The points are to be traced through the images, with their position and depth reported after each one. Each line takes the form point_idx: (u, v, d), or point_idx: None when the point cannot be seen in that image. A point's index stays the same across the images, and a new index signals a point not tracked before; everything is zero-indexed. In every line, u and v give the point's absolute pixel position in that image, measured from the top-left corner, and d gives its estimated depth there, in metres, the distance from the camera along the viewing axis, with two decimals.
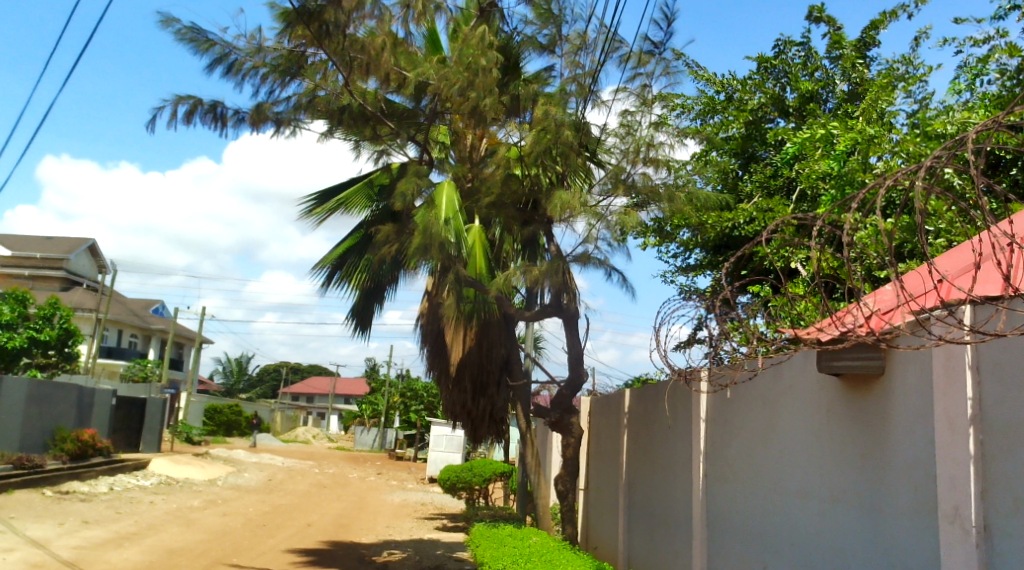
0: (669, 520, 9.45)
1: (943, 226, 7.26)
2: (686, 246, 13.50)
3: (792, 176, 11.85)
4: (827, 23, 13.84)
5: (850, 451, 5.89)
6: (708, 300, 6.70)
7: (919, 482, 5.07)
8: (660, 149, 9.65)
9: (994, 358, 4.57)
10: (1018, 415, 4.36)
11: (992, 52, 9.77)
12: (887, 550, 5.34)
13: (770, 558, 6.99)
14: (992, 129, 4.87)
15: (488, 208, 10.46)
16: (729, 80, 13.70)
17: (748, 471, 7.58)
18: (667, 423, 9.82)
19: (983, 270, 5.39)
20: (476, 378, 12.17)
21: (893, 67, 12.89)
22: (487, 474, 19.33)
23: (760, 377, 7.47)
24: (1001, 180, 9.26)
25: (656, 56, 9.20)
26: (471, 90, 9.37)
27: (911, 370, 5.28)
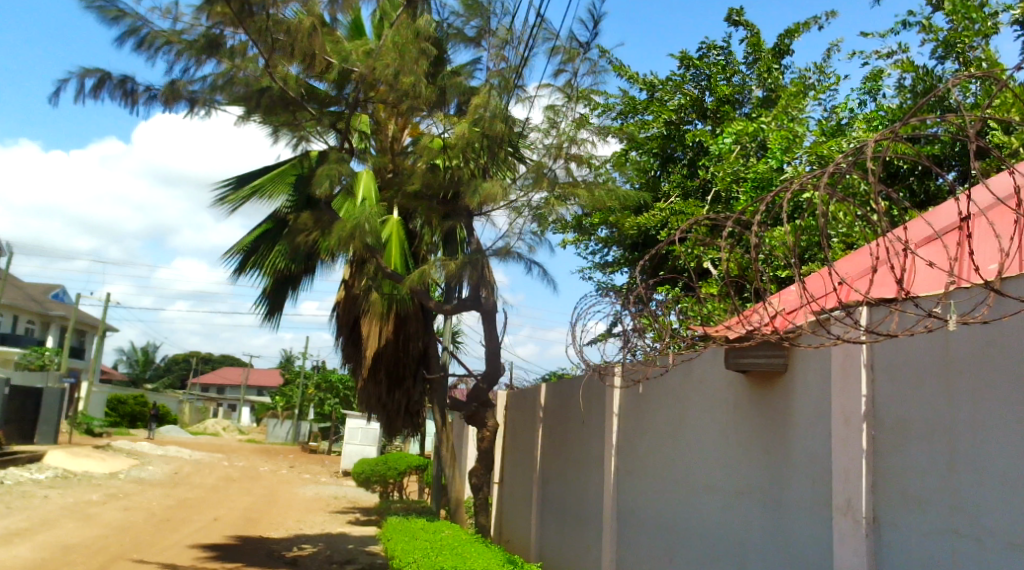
0: (580, 513, 9.61)
1: (845, 230, 7.59)
2: (604, 243, 13.68)
3: (708, 177, 12.11)
4: (747, 28, 14.22)
5: (753, 446, 6.10)
6: (624, 295, 6.82)
7: (816, 476, 5.28)
8: (583, 146, 9.75)
9: (887, 358, 4.78)
10: (906, 411, 4.58)
11: (894, 65, 10.22)
12: (785, 541, 5.55)
13: (677, 549, 7.17)
14: (890, 139, 5.07)
15: (409, 199, 10.56)
16: (650, 80, 13.94)
17: (658, 465, 7.76)
18: (581, 417, 9.96)
19: (879, 274, 5.65)
20: (392, 370, 12.08)
21: (806, 76, 13.34)
22: (402, 468, 19.21)
23: (671, 373, 7.65)
24: (900, 189, 9.66)
25: (582, 53, 9.29)
26: (407, 75, 9.35)
27: (812, 368, 5.49)
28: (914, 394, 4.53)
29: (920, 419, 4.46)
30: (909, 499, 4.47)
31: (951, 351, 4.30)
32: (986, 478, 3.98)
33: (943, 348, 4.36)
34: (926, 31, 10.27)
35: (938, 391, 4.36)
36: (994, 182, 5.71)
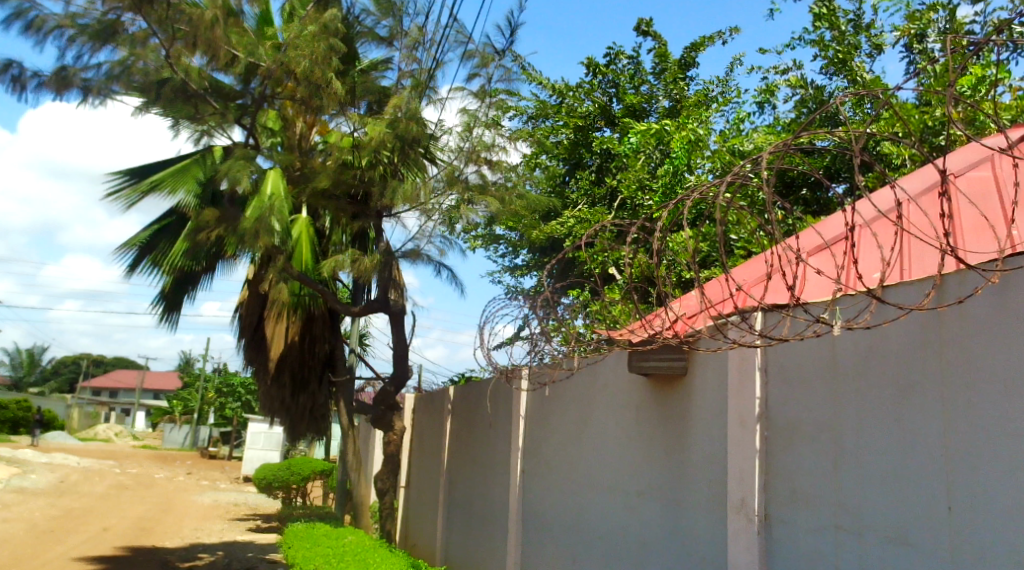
0: (487, 515, 9.63)
1: (743, 238, 7.88)
2: (514, 247, 13.77)
3: (614, 185, 12.37)
4: (654, 39, 14.58)
5: (654, 447, 6.25)
6: (533, 298, 6.87)
7: (714, 475, 5.44)
8: (495, 150, 9.79)
9: (780, 361, 4.98)
10: (796, 412, 4.78)
11: (791, 81, 10.64)
12: (683, 539, 5.70)
13: (580, 549, 7.27)
14: (783, 151, 5.27)
15: (316, 198, 10.38)
16: (561, 86, 14.11)
17: (562, 467, 7.86)
18: (489, 420, 9.99)
19: (774, 281, 5.87)
20: (296, 373, 11.81)
21: (709, 88, 13.78)
22: (306, 472, 18.86)
23: (577, 376, 7.76)
24: (794, 200, 10.08)
25: (494, 58, 9.33)
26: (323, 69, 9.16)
27: (710, 370, 5.66)
28: (804, 396, 4.73)
29: (809, 421, 4.65)
30: (797, 495, 4.67)
31: (837, 355, 4.51)
32: (867, 475, 4.19)
33: (831, 352, 4.57)
34: (820, 49, 10.75)
35: (826, 394, 4.56)
36: (880, 195, 6.02)
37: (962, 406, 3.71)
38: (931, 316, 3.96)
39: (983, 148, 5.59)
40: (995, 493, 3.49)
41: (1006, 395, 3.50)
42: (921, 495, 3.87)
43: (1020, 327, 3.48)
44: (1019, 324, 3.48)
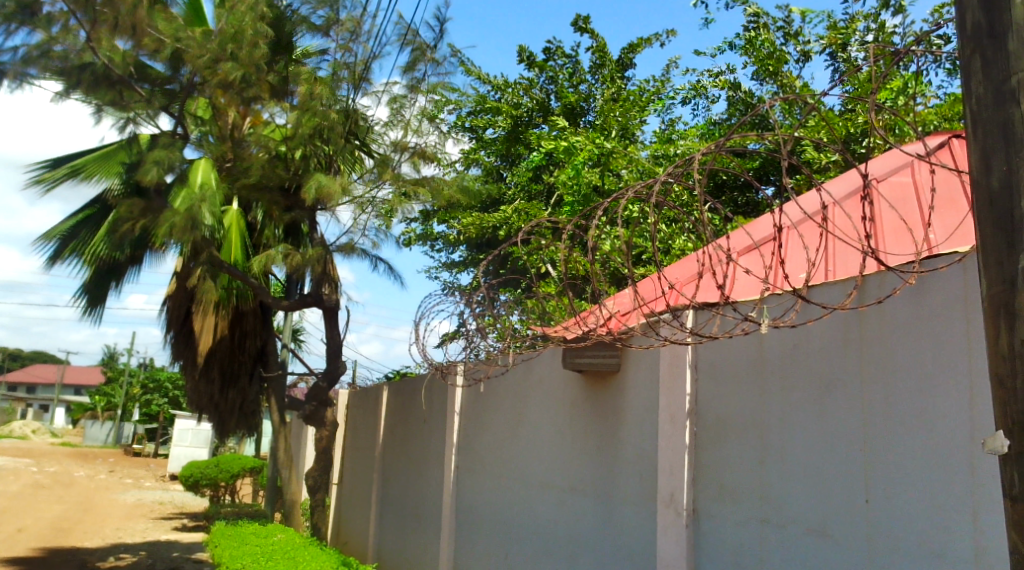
0: (420, 511, 9.59)
1: (675, 236, 8.01)
2: (450, 242, 13.72)
3: (550, 181, 12.41)
4: (592, 38, 14.68)
5: (587, 442, 6.31)
6: (468, 294, 6.82)
7: (644, 470, 5.52)
8: (430, 143, 9.74)
9: (709, 358, 5.07)
10: (724, 408, 4.87)
11: (726, 81, 10.81)
12: (614, 533, 5.78)
13: (512, 545, 7.30)
14: (715, 153, 5.32)
15: (247, 189, 10.16)
16: (500, 81, 14.09)
17: (496, 464, 7.86)
18: (422, 416, 9.95)
19: (705, 280, 5.97)
20: (225, 369, 11.56)
21: (646, 87, 13.96)
22: (235, 470, 18.49)
23: (511, 372, 7.77)
24: (724, 200, 10.28)
25: (431, 51, 9.27)
26: (223, 62, 9.02)
27: (642, 367, 5.73)
28: (731, 392, 4.83)
29: (737, 417, 4.75)
30: (724, 490, 4.77)
31: (764, 352, 4.61)
32: (790, 469, 4.31)
33: (758, 349, 4.67)
34: (752, 53, 10.96)
35: (752, 390, 4.66)
36: (807, 197, 6.17)
37: (880, 402, 3.84)
38: (852, 315, 4.07)
39: (904, 154, 5.77)
40: (909, 487, 3.63)
41: (920, 393, 3.63)
42: (841, 489, 3.99)
43: (934, 328, 3.61)
44: (934, 325, 3.61)
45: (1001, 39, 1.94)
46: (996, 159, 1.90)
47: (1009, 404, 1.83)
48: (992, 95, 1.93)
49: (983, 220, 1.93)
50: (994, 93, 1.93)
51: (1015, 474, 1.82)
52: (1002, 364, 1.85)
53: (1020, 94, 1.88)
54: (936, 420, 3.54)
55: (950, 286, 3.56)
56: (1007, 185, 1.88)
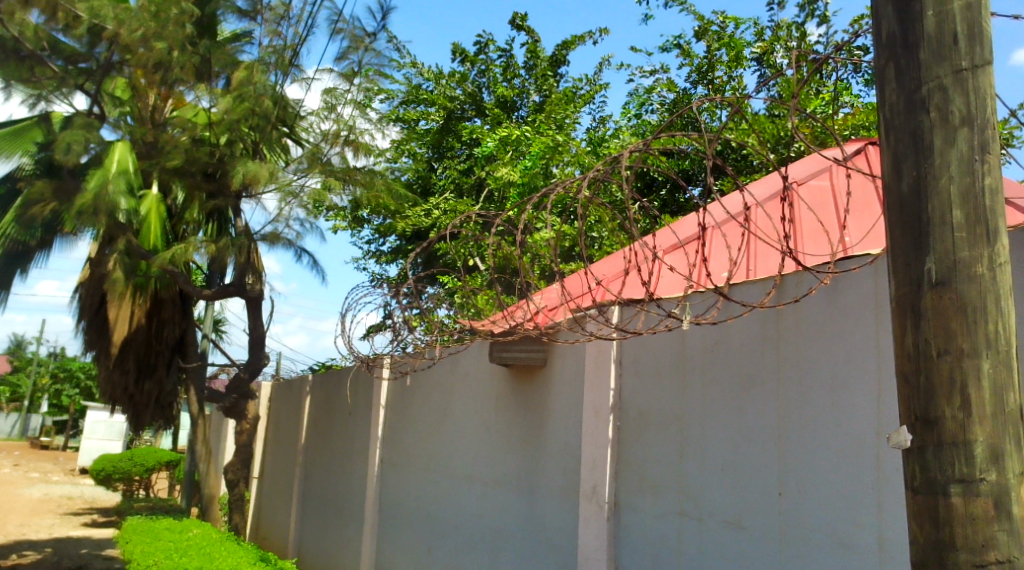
0: (342, 506, 9.48)
1: (605, 234, 8.10)
2: (379, 234, 13.58)
3: (482, 176, 12.38)
4: (527, 35, 14.69)
5: (513, 435, 6.32)
6: (396, 287, 6.73)
7: (568, 464, 5.55)
8: (362, 134, 9.60)
9: (634, 354, 5.13)
10: (647, 403, 4.95)
11: (658, 82, 10.93)
12: (537, 527, 5.81)
13: (436, 538, 7.27)
14: (642, 153, 5.36)
15: (168, 174, 9.84)
16: (433, 73, 13.98)
17: (421, 458, 7.82)
18: (347, 409, 9.82)
19: (632, 276, 6.05)
20: (141, 359, 11.20)
21: (579, 86, 14.05)
22: (150, 463, 17.97)
23: (438, 365, 7.73)
24: (653, 199, 10.42)
25: (364, 40, 9.14)
26: (155, 40, 8.66)
27: (568, 362, 5.76)
28: (654, 388, 4.90)
29: (659, 412, 4.83)
30: (645, 483, 4.84)
31: (686, 348, 4.69)
32: (709, 464, 4.40)
33: (680, 346, 4.74)
34: (684, 55, 11.14)
35: (674, 386, 4.75)
36: (731, 198, 6.31)
37: (795, 399, 3.94)
38: (771, 313, 4.17)
39: (822, 159, 5.96)
40: (820, 481, 3.74)
41: (833, 391, 3.75)
42: (757, 483, 4.10)
43: (847, 327, 3.73)
44: (847, 324, 3.73)
45: (913, 49, 1.99)
46: (906, 164, 1.96)
47: (912, 401, 1.89)
48: (903, 103, 1.99)
49: (894, 224, 1.98)
50: (905, 101, 1.98)
51: (916, 467, 1.88)
52: (907, 362, 1.91)
53: (929, 102, 1.94)
54: (847, 416, 3.66)
55: (863, 288, 3.69)
56: (916, 189, 1.93)
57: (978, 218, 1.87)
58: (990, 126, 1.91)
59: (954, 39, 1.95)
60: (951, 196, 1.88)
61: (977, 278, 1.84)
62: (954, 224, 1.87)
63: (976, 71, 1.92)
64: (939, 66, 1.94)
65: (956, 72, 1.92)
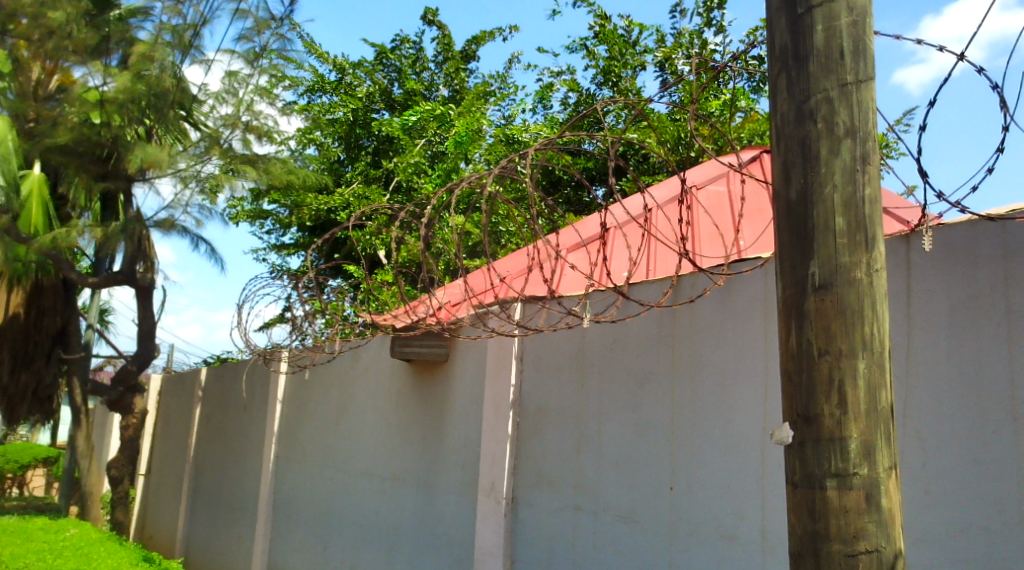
0: (234, 503, 9.22)
1: (510, 230, 8.17)
2: (282, 224, 13.27)
3: (391, 167, 12.25)
4: (438, 29, 14.61)
5: (412, 431, 6.28)
6: (295, 279, 6.62)
7: (467, 459, 5.55)
8: (263, 118, 9.38)
9: (535, 351, 5.17)
10: (546, 399, 5.00)
11: (565, 81, 11.05)
12: (434, 523, 5.80)
13: (332, 536, 7.16)
14: (547, 151, 5.40)
15: (53, 152, 9.33)
16: (341, 62, 13.77)
17: (318, 454, 7.69)
18: (242, 403, 9.56)
19: (534, 274, 6.11)
20: (17, 349, 10.64)
21: (487, 82, 14.09)
22: (25, 460, 17.06)
23: (339, 359, 7.60)
24: (558, 197, 10.53)
25: (267, 23, 8.91)
26: (52, 9, 8.40)
27: (470, 357, 5.76)
28: (554, 384, 4.96)
29: (557, 407, 4.89)
30: (543, 478, 4.90)
31: (586, 345, 4.76)
32: (604, 458, 4.49)
33: (580, 343, 4.81)
34: (590, 57, 11.31)
35: (573, 382, 4.81)
36: (632, 199, 6.46)
37: (688, 396, 4.06)
38: (667, 312, 4.28)
39: (719, 164, 6.15)
40: (709, 475, 3.86)
41: (724, 389, 3.87)
42: (650, 477, 4.20)
43: (739, 328, 3.85)
44: (739, 325, 3.85)
45: (803, 61, 2.08)
46: (795, 172, 2.04)
47: (796, 398, 1.97)
48: (793, 113, 2.07)
49: (782, 228, 2.07)
50: (795, 111, 2.06)
51: (796, 462, 1.97)
52: (790, 362, 1.99)
53: (816, 114, 2.03)
54: (737, 413, 3.78)
55: (754, 289, 3.82)
56: (803, 197, 2.02)
57: (858, 226, 1.96)
58: (871, 138, 2.01)
59: (841, 54, 2.04)
60: (835, 204, 1.97)
61: (855, 283, 1.92)
62: (837, 231, 1.96)
63: (859, 85, 2.01)
64: (826, 79, 2.03)
65: (842, 86, 2.01)
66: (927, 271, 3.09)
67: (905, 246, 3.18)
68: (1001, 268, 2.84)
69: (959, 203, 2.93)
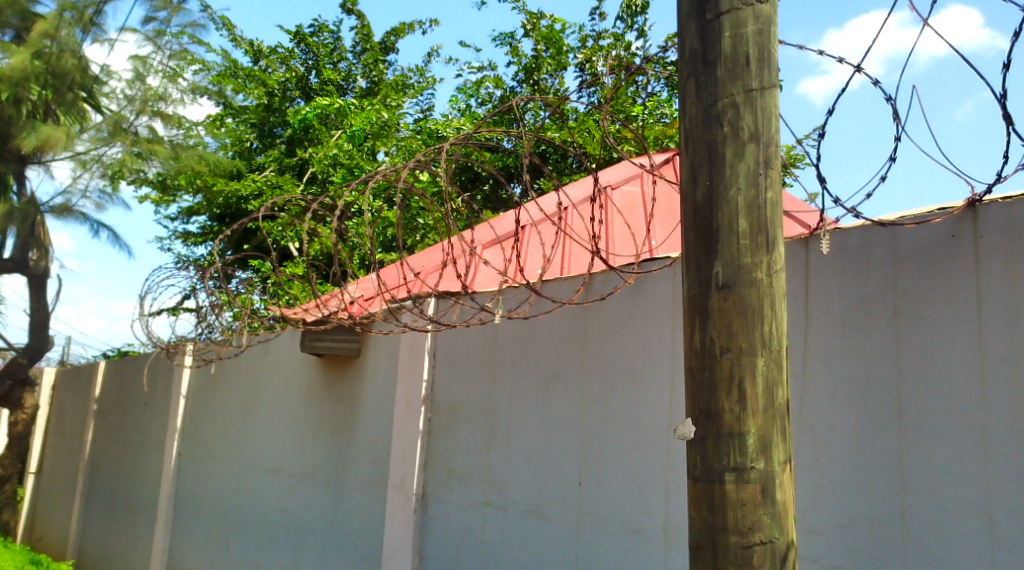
0: (132, 502, 8.90)
1: (426, 225, 8.16)
2: (189, 210, 12.81)
3: (306, 157, 12.00)
4: (357, 19, 14.41)
5: (321, 426, 6.19)
6: (201, 268, 6.39)
7: (376, 456, 5.49)
8: (172, 102, 9.07)
9: (447, 346, 5.16)
10: (458, 395, 5.00)
11: (488, 78, 11.03)
12: (342, 520, 5.72)
13: (236, 535, 6.99)
14: (464, 146, 5.35)
15: None
16: (255, 48, 13.43)
17: (223, 449, 7.49)
18: (143, 398, 9.22)
19: (448, 270, 6.11)
20: None
21: (407, 75, 13.97)
22: None
23: (247, 353, 7.41)
24: (477, 194, 10.52)
25: (176, 4, 8.61)
26: None
27: (381, 352, 5.69)
28: (465, 379, 4.96)
29: (469, 404, 4.89)
30: (453, 474, 4.90)
31: (498, 342, 4.77)
32: (515, 454, 4.52)
33: (493, 339, 4.82)
34: (514, 54, 11.33)
35: (484, 378, 4.82)
36: (547, 198, 6.52)
37: (598, 394, 4.11)
38: (579, 310, 4.32)
39: (633, 166, 6.27)
40: (616, 471, 3.92)
41: (632, 386, 3.94)
42: (558, 473, 4.24)
43: (648, 326, 3.92)
44: (646, 324, 3.93)
45: (711, 66, 2.13)
46: (702, 174, 2.09)
47: (698, 395, 2.02)
48: (701, 116, 2.12)
49: (688, 229, 2.12)
50: (703, 114, 2.11)
51: (697, 457, 2.02)
52: (694, 359, 2.04)
53: (723, 117, 2.08)
54: (644, 409, 3.86)
55: (662, 288, 3.89)
56: (709, 199, 2.07)
57: (760, 228, 2.02)
58: (773, 144, 2.07)
59: (747, 61, 2.09)
60: (739, 207, 2.03)
61: (756, 283, 1.98)
62: (739, 232, 2.02)
63: (763, 92, 2.07)
64: (732, 85, 2.08)
65: (747, 91, 2.07)
66: (825, 273, 3.21)
67: (804, 248, 3.30)
68: (892, 273, 2.99)
69: (854, 209, 3.05)
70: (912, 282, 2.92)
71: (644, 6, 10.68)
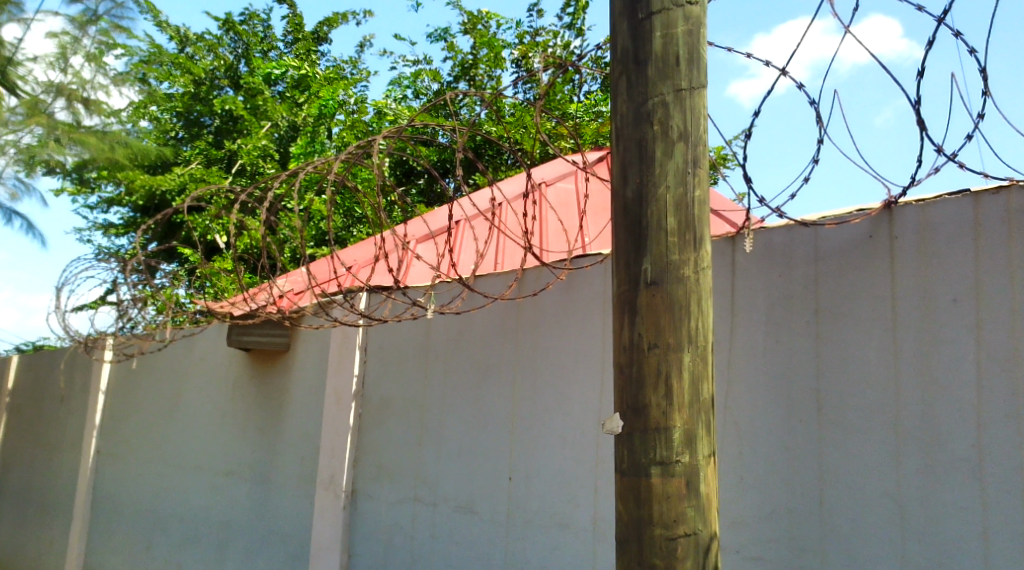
0: (46, 502, 8.58)
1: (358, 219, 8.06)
2: (110, 201, 12.41)
3: (235, 149, 11.72)
4: (290, 8, 14.14)
5: (248, 423, 6.06)
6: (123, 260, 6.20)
7: (304, 453, 5.41)
8: (95, 88, 8.79)
9: (379, 341, 5.11)
10: (389, 390, 4.96)
11: (423, 73, 10.94)
12: (268, 519, 5.62)
13: (157, 534, 6.81)
14: (397, 140, 5.30)
15: None
16: (181, 34, 13.13)
17: (145, 447, 7.27)
18: (59, 394, 8.89)
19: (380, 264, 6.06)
20: None
21: (340, 66, 13.78)
22: None
23: (172, 347, 7.22)
24: (411, 188, 10.44)
25: None
26: None
27: (311, 347, 5.60)
28: (397, 374, 4.92)
29: (400, 400, 4.86)
30: (383, 470, 4.86)
31: (431, 338, 4.74)
32: (445, 450, 4.51)
33: (425, 334, 4.79)
34: (450, 50, 11.28)
35: (416, 373, 4.80)
36: (480, 193, 6.52)
37: (529, 389, 4.13)
38: (511, 306, 4.33)
39: (566, 163, 6.31)
40: (546, 465, 3.95)
41: (562, 381, 3.97)
42: (489, 469, 4.25)
43: (578, 324, 3.96)
44: (578, 321, 3.96)
45: (642, 65, 2.15)
46: (632, 171, 2.11)
47: (626, 390, 2.05)
48: (632, 115, 2.14)
49: (618, 225, 2.14)
50: (633, 113, 2.14)
51: (624, 451, 2.05)
52: (622, 354, 2.06)
53: (653, 116, 2.11)
54: (574, 405, 3.89)
55: (594, 285, 3.92)
56: (639, 196, 2.09)
57: (688, 225, 2.05)
58: (702, 143, 2.11)
59: (677, 61, 2.13)
60: (668, 204, 2.06)
61: (684, 280, 2.02)
62: (668, 229, 2.05)
63: (692, 92, 2.11)
64: (662, 84, 2.12)
65: (677, 91, 2.10)
66: (751, 271, 3.29)
67: (731, 247, 3.37)
68: (813, 271, 3.07)
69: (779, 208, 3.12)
70: (833, 281, 3.01)
71: (580, 7, 10.75)
